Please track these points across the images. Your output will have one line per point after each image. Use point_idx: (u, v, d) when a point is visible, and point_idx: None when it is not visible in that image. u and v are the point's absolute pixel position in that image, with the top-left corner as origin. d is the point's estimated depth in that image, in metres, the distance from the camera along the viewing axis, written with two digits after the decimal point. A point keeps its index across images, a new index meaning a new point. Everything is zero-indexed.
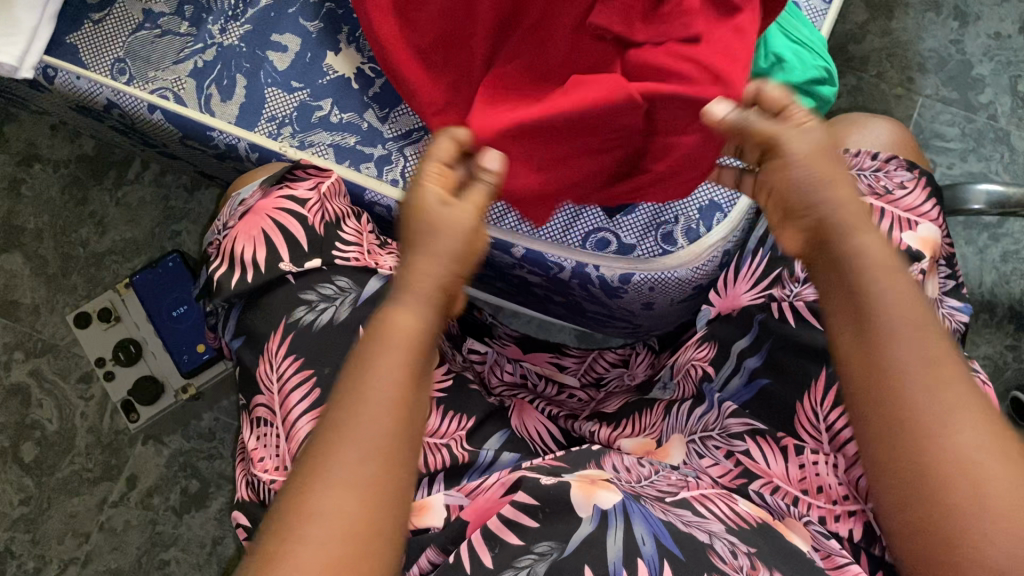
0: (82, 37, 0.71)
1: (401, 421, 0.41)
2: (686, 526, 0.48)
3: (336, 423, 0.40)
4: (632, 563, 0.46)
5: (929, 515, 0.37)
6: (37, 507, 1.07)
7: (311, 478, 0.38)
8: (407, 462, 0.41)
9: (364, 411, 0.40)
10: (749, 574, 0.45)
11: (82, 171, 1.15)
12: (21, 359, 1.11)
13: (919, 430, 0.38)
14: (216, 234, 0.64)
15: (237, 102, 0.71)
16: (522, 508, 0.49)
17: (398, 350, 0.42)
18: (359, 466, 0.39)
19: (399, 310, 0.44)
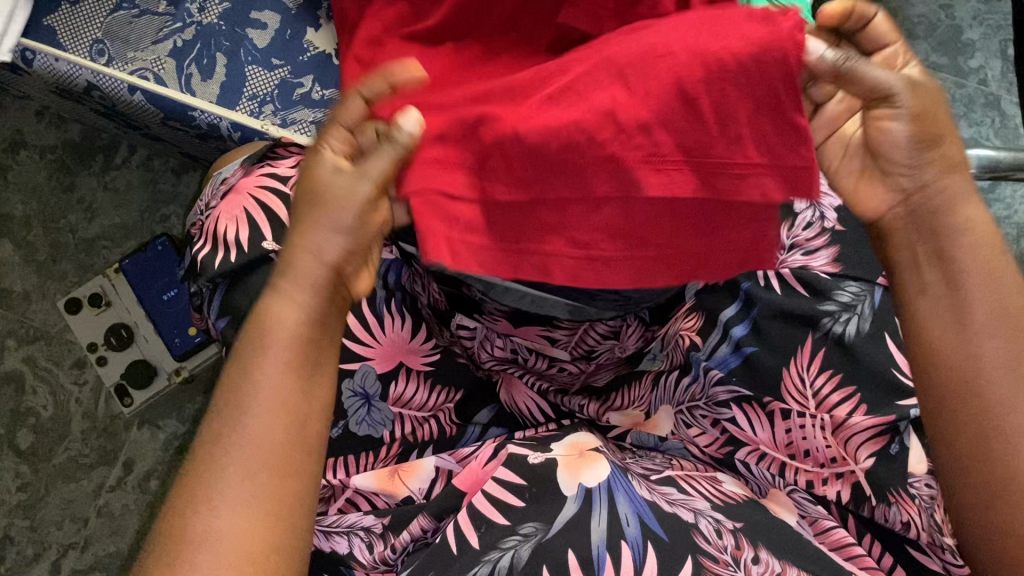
0: (60, 19, 0.71)
1: (292, 420, 0.42)
2: (670, 505, 0.49)
3: (225, 415, 0.41)
4: (616, 545, 0.46)
5: (1009, 520, 0.42)
6: (34, 494, 1.07)
7: (206, 472, 0.40)
8: (310, 454, 0.42)
9: (254, 410, 0.41)
10: (733, 554, 0.46)
11: (69, 157, 1.15)
12: (14, 346, 1.11)
13: (1008, 437, 0.43)
14: (199, 215, 0.64)
15: (217, 81, 0.70)
16: (507, 486, 0.50)
17: (293, 321, 0.43)
18: (260, 450, 0.40)
19: (275, 302, 0.43)
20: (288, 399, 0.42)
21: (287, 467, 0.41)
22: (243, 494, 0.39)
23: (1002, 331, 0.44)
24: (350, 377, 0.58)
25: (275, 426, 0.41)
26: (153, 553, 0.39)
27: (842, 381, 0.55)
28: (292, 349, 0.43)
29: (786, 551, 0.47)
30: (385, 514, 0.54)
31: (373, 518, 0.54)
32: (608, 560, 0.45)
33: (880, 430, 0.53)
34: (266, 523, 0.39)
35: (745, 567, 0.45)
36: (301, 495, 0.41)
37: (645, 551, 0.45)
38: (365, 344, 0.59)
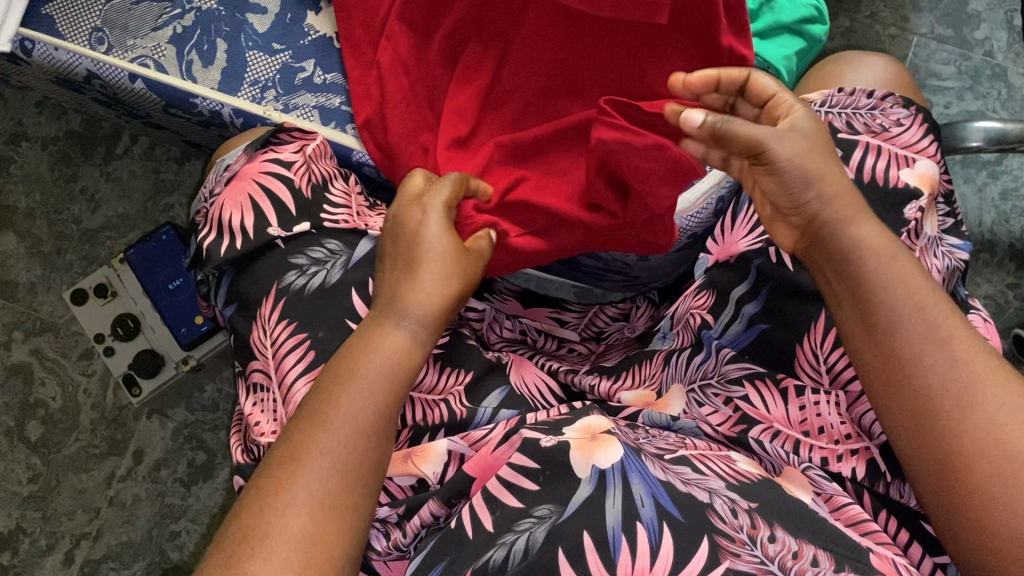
0: (59, 8, 0.70)
1: (373, 436, 0.47)
2: (685, 485, 0.48)
3: (307, 422, 0.46)
4: (632, 527, 0.45)
5: (967, 494, 0.42)
6: (46, 485, 1.07)
7: (294, 464, 0.45)
8: (376, 473, 0.47)
9: (335, 421, 0.46)
10: (749, 533, 0.45)
11: (70, 148, 1.14)
12: (21, 338, 1.11)
13: (938, 414, 0.43)
14: (203, 201, 0.63)
15: (219, 67, 0.69)
16: (520, 469, 0.50)
17: (382, 362, 0.49)
18: (341, 456, 0.45)
19: (388, 334, 0.50)
20: (371, 419, 0.47)
21: (353, 470, 0.46)
22: (315, 485, 0.44)
23: (907, 316, 0.46)
24: None
25: (351, 434, 0.46)
26: (231, 531, 0.43)
27: None
28: (377, 380, 0.48)
29: (804, 529, 0.47)
30: (399, 503, 0.54)
31: (388, 509, 0.54)
32: (624, 541, 0.45)
33: None
34: (328, 511, 0.44)
35: (763, 548, 0.45)
36: (363, 497, 0.46)
37: (661, 533, 0.45)
38: None
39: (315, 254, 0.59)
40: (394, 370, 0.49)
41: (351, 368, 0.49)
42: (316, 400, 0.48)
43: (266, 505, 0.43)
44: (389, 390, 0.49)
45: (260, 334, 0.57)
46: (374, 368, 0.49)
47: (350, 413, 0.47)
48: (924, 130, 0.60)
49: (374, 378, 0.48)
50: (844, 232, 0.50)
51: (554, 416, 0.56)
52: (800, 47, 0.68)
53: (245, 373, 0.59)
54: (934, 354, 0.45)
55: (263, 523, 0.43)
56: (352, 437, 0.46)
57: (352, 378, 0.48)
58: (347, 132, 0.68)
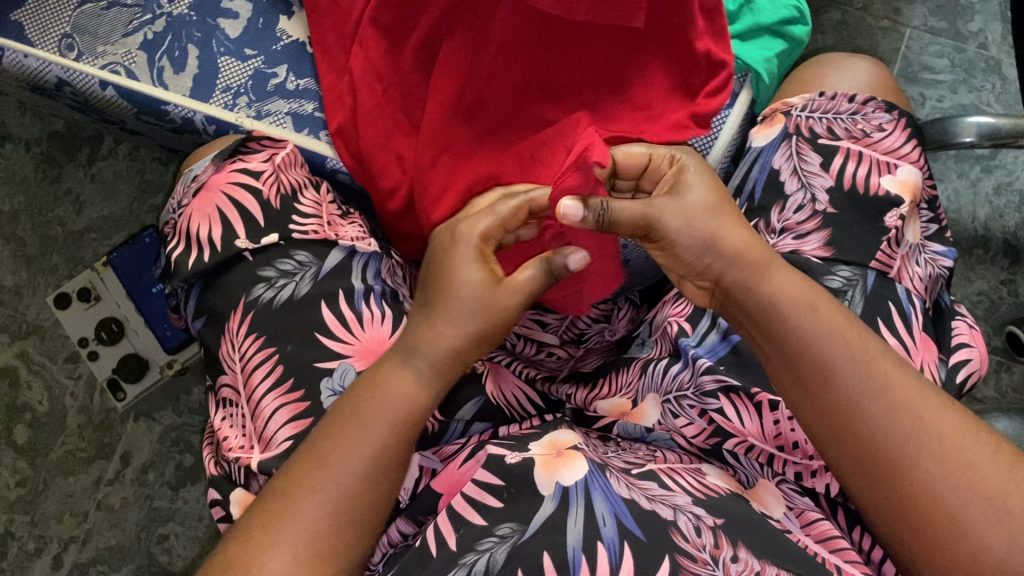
0: (28, 14, 0.69)
1: (370, 482, 0.45)
2: (650, 502, 0.47)
3: (304, 463, 0.45)
4: (592, 547, 0.45)
5: (930, 521, 0.42)
6: (33, 489, 1.07)
7: (284, 510, 0.43)
8: (373, 514, 0.46)
9: (338, 461, 0.45)
10: (712, 552, 0.45)
11: (54, 149, 1.13)
12: (7, 342, 1.10)
13: (887, 461, 0.43)
14: (172, 212, 0.62)
15: (190, 73, 0.68)
16: (485, 488, 0.49)
17: (395, 407, 0.48)
18: (331, 506, 0.44)
19: (404, 379, 0.49)
20: (375, 460, 0.46)
21: (351, 510, 0.45)
22: (312, 524, 0.43)
23: (846, 355, 0.46)
24: (328, 375, 0.55)
25: (354, 476, 0.45)
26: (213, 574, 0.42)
27: None
28: (386, 425, 0.47)
29: (767, 549, 0.46)
30: (369, 521, 0.54)
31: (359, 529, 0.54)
32: (584, 561, 0.44)
33: None
34: (323, 551, 0.43)
35: (725, 567, 0.44)
36: (360, 537, 0.45)
37: (621, 552, 0.44)
38: (340, 340, 0.57)
39: (283, 266, 0.58)
40: (408, 416, 0.48)
41: (360, 411, 0.47)
42: (319, 438, 0.47)
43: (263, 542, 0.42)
44: (402, 435, 0.47)
45: (228, 348, 0.57)
46: (385, 412, 0.47)
47: (353, 456, 0.46)
48: (907, 135, 0.59)
49: (383, 421, 0.47)
50: (757, 287, 0.50)
51: (524, 430, 0.55)
52: (783, 49, 0.67)
53: (214, 387, 0.58)
54: (867, 393, 0.45)
55: (252, 559, 0.41)
56: (356, 479, 0.45)
57: (360, 419, 0.47)
58: (321, 139, 0.67)
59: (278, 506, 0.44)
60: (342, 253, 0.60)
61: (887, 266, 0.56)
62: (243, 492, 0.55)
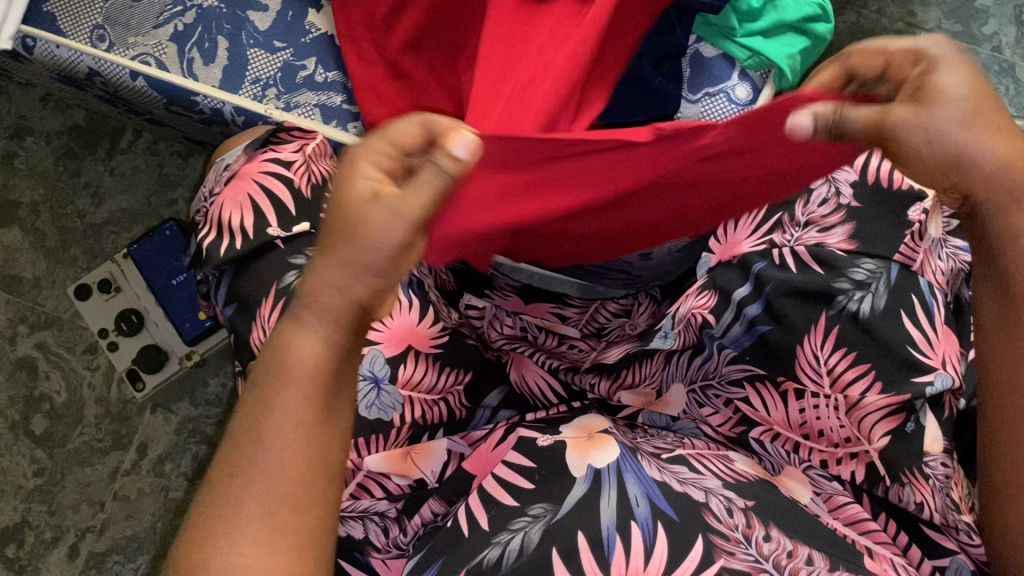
0: (60, 5, 0.70)
1: (311, 439, 0.39)
2: (681, 485, 0.48)
3: (239, 445, 0.39)
4: (626, 527, 0.46)
5: None
6: (51, 479, 1.08)
7: (224, 505, 0.38)
8: (328, 478, 0.40)
9: (279, 412, 0.39)
10: (744, 532, 0.46)
11: (74, 142, 1.14)
12: (26, 333, 1.11)
13: None
14: (203, 201, 0.63)
15: (220, 65, 0.69)
16: (517, 471, 0.50)
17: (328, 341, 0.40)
18: (275, 488, 0.38)
19: (306, 335, 0.40)
20: (320, 403, 0.40)
21: (303, 470, 0.39)
22: (263, 494, 0.38)
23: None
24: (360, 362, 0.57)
25: (296, 433, 0.39)
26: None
27: (857, 359, 0.54)
28: (311, 372, 0.39)
29: (797, 531, 0.47)
30: (399, 496, 0.54)
31: (388, 503, 0.54)
32: (618, 540, 0.45)
33: (894, 410, 0.52)
34: (281, 524, 0.38)
35: (757, 548, 0.45)
36: (317, 515, 0.39)
37: (654, 531, 0.45)
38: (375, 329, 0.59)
39: (315, 254, 0.59)
40: (344, 348, 0.40)
41: (287, 355, 0.40)
42: (257, 387, 0.40)
43: (215, 525, 0.37)
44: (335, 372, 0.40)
45: (259, 334, 0.57)
46: (317, 354, 0.40)
47: (295, 407, 0.39)
48: None
49: (318, 367, 0.40)
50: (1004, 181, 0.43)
51: (554, 415, 0.57)
52: (805, 46, 0.68)
53: (245, 373, 0.59)
54: None
55: (202, 566, 0.37)
56: (296, 436, 0.39)
57: (292, 364, 0.39)
58: (349, 130, 0.68)
59: (228, 478, 0.38)
60: None
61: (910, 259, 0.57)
62: None
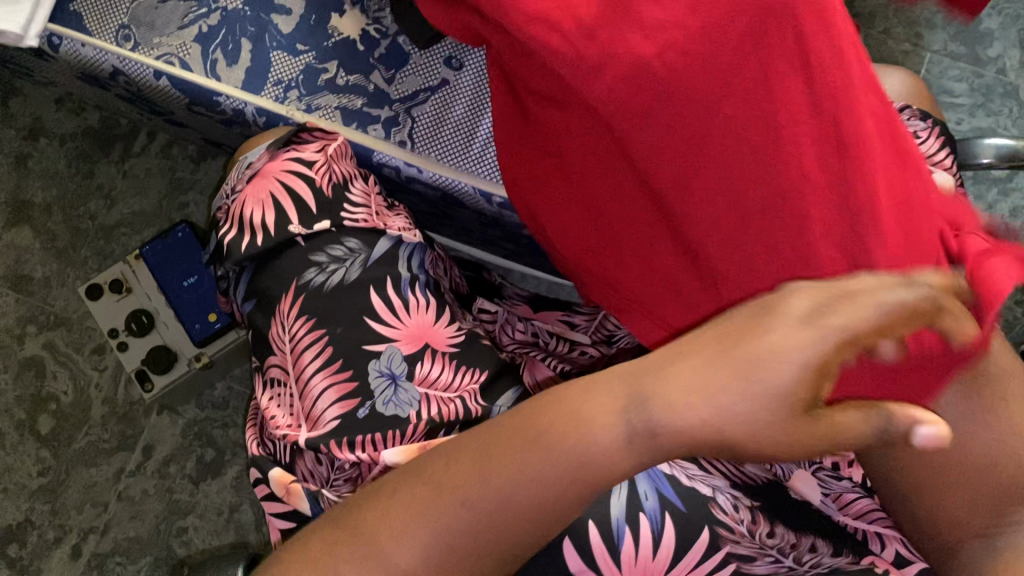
0: (87, 5, 0.71)
1: (567, 484, 0.37)
2: (689, 480, 0.49)
3: (474, 457, 0.38)
4: (635, 518, 0.47)
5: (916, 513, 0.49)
6: (55, 479, 1.08)
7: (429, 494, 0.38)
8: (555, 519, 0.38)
9: (518, 476, 0.37)
10: (750, 528, 0.48)
11: (88, 145, 1.15)
12: (34, 332, 1.11)
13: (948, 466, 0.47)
14: (225, 198, 0.64)
15: (243, 66, 0.70)
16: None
17: (602, 442, 0.36)
18: (503, 494, 0.37)
19: (678, 372, 0.35)
20: (565, 493, 0.37)
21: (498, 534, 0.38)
22: (451, 528, 0.38)
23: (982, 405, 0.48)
24: (376, 357, 0.57)
25: (516, 500, 0.37)
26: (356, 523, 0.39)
27: None
28: (575, 462, 0.37)
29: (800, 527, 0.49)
30: None
31: None
32: (627, 531, 0.46)
33: None
34: (452, 561, 0.38)
35: (760, 541, 0.47)
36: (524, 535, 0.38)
37: (662, 522, 0.47)
38: (388, 323, 0.58)
39: (334, 252, 0.60)
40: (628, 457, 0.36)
41: (568, 430, 0.37)
42: (514, 422, 0.39)
43: (385, 527, 0.38)
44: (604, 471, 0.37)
45: (278, 329, 0.58)
46: (583, 447, 0.37)
47: (522, 483, 0.37)
48: (940, 142, 0.61)
49: (577, 458, 0.37)
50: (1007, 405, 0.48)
51: None
52: None
53: (262, 368, 0.60)
54: (991, 446, 0.47)
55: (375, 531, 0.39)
56: (514, 500, 0.37)
57: (551, 433, 0.37)
58: (368, 133, 0.69)
59: (427, 491, 0.39)
60: (389, 242, 0.61)
61: None
62: (280, 471, 0.56)
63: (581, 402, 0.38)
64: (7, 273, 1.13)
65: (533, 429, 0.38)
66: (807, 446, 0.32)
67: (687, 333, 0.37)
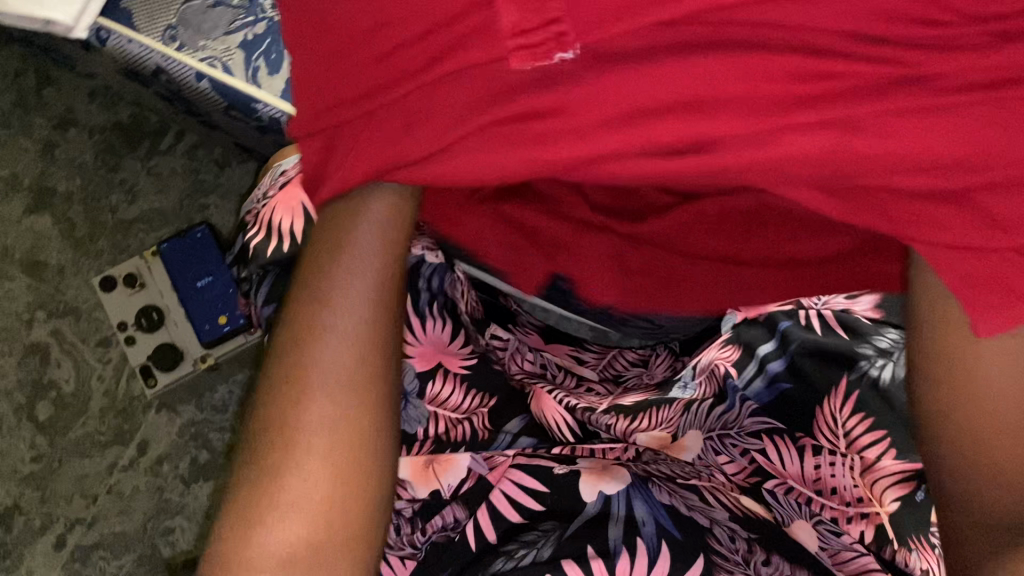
0: (138, 3, 0.73)
1: (333, 466, 0.41)
2: (688, 511, 0.52)
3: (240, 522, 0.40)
4: (632, 542, 0.49)
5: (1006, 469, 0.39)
6: (48, 466, 1.08)
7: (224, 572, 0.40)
8: (370, 500, 0.42)
9: (303, 457, 0.41)
10: (746, 562, 0.49)
11: (116, 139, 1.17)
12: (43, 319, 1.12)
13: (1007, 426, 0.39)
14: (255, 203, 0.65)
15: (283, 76, 0.72)
16: (531, 493, 0.54)
17: (327, 404, 0.41)
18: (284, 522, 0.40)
19: (315, 394, 0.41)
20: (348, 436, 0.41)
21: (304, 507, 0.40)
22: (302, 522, 0.40)
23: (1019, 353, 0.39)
24: None
25: (311, 479, 0.40)
26: None
27: (874, 425, 0.56)
28: (310, 455, 0.41)
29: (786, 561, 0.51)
30: (417, 501, 0.56)
31: (405, 503, 0.56)
32: (624, 551, 0.48)
33: (908, 477, 0.55)
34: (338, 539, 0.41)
35: (755, 568, 0.49)
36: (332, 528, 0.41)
37: (660, 548, 0.48)
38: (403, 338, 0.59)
39: None
40: (359, 369, 0.43)
41: (279, 454, 0.41)
42: (267, 430, 0.41)
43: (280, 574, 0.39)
44: (362, 379, 0.42)
45: None
46: (324, 412, 0.41)
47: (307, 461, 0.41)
48: None
49: (328, 420, 0.41)
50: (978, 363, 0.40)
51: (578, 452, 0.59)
52: None
53: None
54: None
55: None
56: (325, 462, 0.41)
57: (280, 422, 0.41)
58: None
59: (256, 517, 0.40)
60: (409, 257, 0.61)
61: None
62: None
63: (291, 391, 0.42)
64: (22, 258, 1.14)
65: (275, 436, 0.41)
66: (377, 351, 0.44)
67: (274, 389, 0.42)
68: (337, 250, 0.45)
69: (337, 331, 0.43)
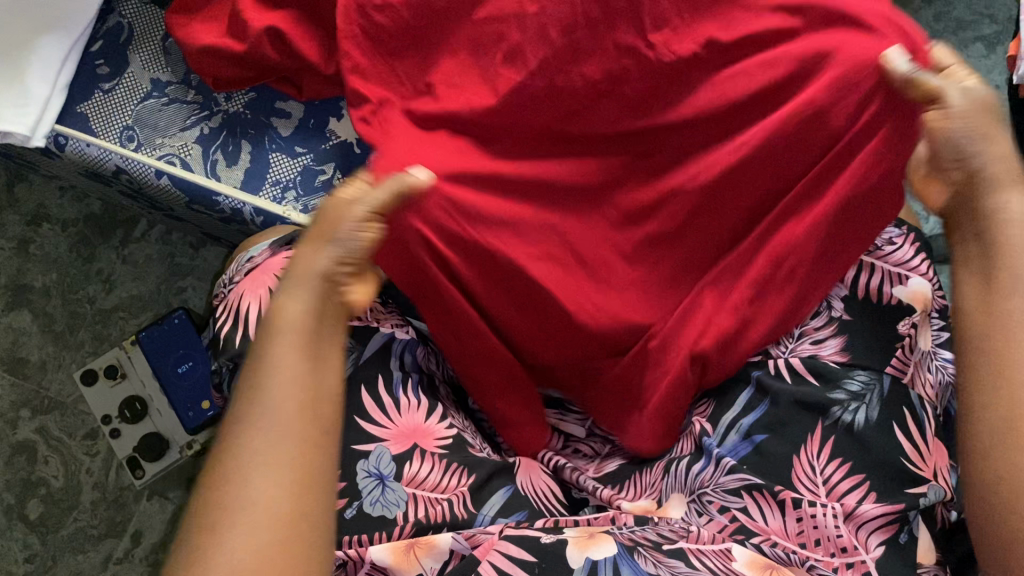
0: (92, 106, 0.75)
1: (299, 481, 0.44)
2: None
3: (205, 523, 0.43)
4: None
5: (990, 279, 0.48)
6: (42, 565, 1.07)
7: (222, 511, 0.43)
8: (318, 513, 0.45)
9: (232, 525, 0.42)
10: None
11: (89, 230, 1.16)
12: (27, 417, 1.11)
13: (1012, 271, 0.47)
14: (223, 286, 0.70)
15: (242, 167, 0.75)
16: (517, 562, 0.54)
17: (301, 299, 0.50)
18: (277, 471, 0.44)
19: (243, 427, 0.45)
20: (288, 483, 0.44)
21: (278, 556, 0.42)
22: (250, 533, 0.42)
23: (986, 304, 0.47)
24: (365, 457, 0.61)
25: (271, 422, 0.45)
26: (192, 532, 0.43)
27: (851, 469, 0.57)
28: (245, 534, 0.42)
29: None
30: None
31: None
32: None
33: (891, 519, 0.55)
34: None
35: None
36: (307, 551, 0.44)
37: None
38: (378, 423, 0.63)
39: None
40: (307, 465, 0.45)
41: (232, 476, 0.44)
42: (222, 456, 0.45)
43: None
44: (292, 477, 0.44)
45: None
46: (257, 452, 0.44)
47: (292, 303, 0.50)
48: (916, 249, 0.66)
49: (260, 455, 0.44)
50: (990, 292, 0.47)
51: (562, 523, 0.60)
52: None
53: None
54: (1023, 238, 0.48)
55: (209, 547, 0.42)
56: (275, 454, 0.44)
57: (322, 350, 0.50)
58: None
59: (207, 529, 0.43)
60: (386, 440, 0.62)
61: (901, 371, 0.60)
62: None
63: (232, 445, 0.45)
64: (3, 356, 1.13)
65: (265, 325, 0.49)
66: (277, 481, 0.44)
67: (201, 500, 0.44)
68: (277, 364, 0.47)
69: (264, 460, 0.44)
